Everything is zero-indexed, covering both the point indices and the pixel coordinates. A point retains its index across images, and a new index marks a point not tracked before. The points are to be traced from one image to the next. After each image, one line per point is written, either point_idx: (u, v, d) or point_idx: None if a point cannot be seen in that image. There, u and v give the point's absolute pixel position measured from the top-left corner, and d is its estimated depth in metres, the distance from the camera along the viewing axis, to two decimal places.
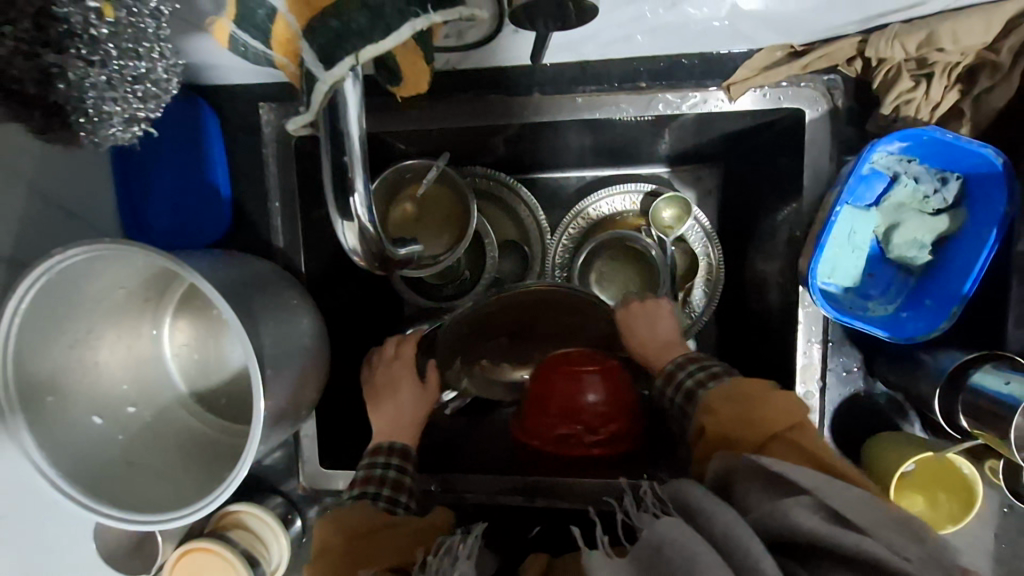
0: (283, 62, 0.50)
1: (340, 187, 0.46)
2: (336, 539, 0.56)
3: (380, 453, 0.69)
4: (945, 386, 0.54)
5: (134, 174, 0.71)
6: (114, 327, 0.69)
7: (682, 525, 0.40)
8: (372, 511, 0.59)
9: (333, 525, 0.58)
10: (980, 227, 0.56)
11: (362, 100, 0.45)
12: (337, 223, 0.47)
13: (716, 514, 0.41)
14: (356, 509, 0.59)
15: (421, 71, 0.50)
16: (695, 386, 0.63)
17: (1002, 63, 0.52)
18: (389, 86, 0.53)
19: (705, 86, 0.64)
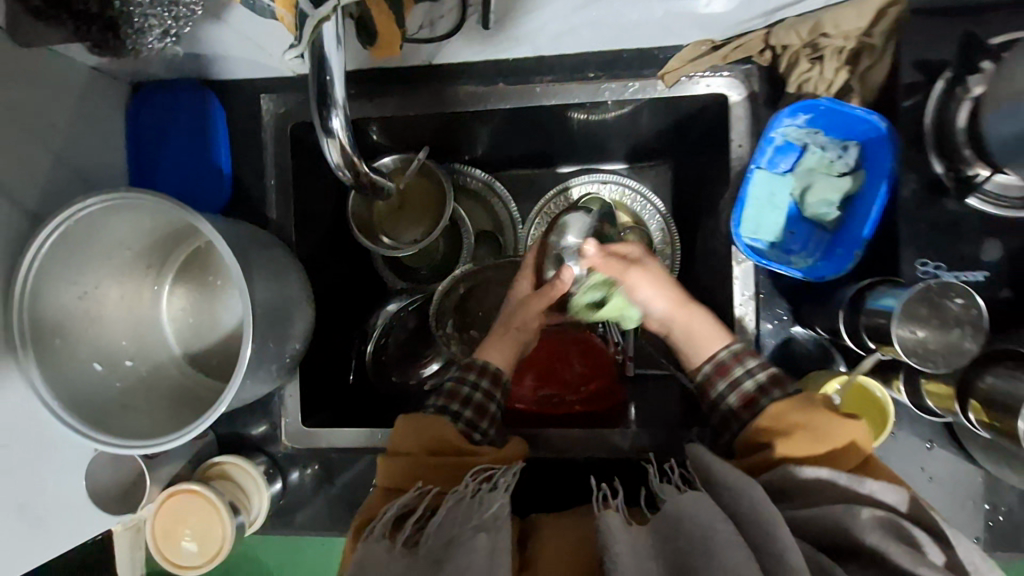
0: (282, 15, 0.57)
1: (321, 109, 0.51)
2: (410, 444, 0.67)
3: (473, 370, 0.77)
4: (848, 307, 0.63)
5: (146, 157, 0.82)
6: (119, 288, 0.76)
7: (703, 498, 0.51)
8: (451, 430, 0.67)
9: (409, 429, 0.68)
10: (875, 182, 0.66)
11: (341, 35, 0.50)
12: (320, 138, 0.53)
13: (743, 493, 0.51)
14: (437, 425, 0.68)
15: (394, 36, 0.63)
16: (757, 391, 0.66)
17: (876, 44, 0.65)
18: (367, 48, 0.66)
19: (644, 75, 0.75)
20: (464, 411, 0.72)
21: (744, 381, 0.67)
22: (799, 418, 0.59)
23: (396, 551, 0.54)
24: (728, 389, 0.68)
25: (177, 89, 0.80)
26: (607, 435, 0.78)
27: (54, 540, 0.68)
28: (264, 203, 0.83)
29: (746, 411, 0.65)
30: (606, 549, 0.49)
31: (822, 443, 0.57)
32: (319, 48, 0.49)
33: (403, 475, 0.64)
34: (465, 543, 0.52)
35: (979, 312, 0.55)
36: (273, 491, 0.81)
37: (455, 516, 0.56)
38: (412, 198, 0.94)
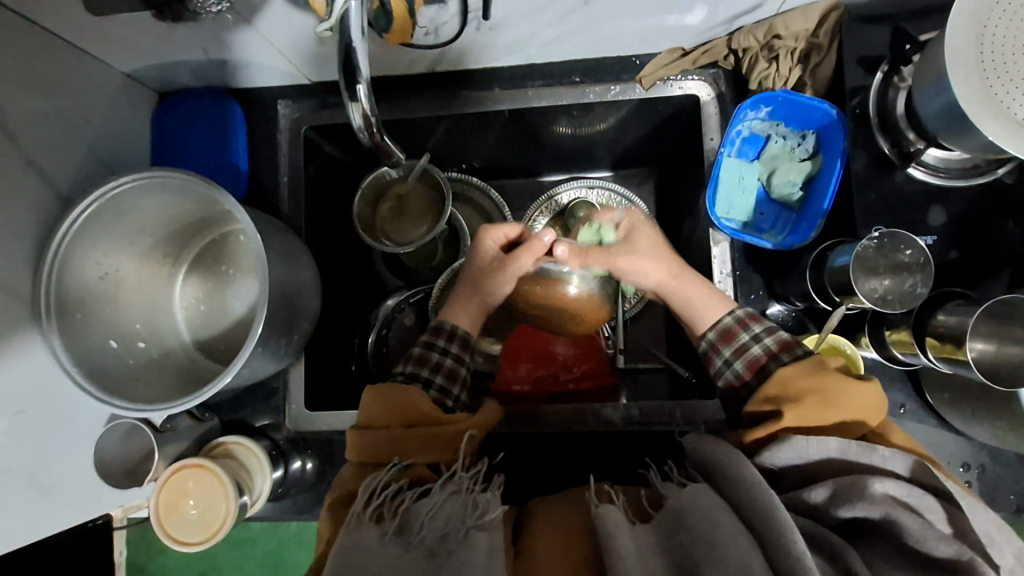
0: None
1: (349, 80, 0.59)
2: (383, 419, 0.66)
3: (437, 335, 0.80)
4: (811, 269, 0.69)
5: (168, 157, 0.89)
6: (136, 274, 0.81)
7: (704, 492, 0.51)
8: (426, 402, 0.67)
9: (382, 402, 0.67)
10: (831, 162, 0.74)
11: (363, 24, 0.58)
12: (346, 103, 0.61)
13: (739, 483, 0.52)
14: (411, 398, 0.67)
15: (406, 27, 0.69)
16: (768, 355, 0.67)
17: (823, 43, 0.74)
18: (381, 33, 0.71)
19: (623, 80, 0.84)
20: (436, 378, 0.75)
21: (751, 347, 0.69)
22: (808, 384, 0.59)
23: (387, 538, 0.52)
24: (734, 355, 0.70)
25: (201, 97, 0.89)
26: (598, 410, 0.81)
27: (52, 517, 0.71)
28: (277, 199, 0.89)
29: (755, 376, 0.67)
30: (609, 540, 0.48)
31: (833, 410, 0.57)
32: (346, 22, 0.58)
33: (381, 450, 0.63)
34: (463, 540, 0.52)
35: (928, 262, 0.63)
36: (276, 475, 0.82)
37: (449, 510, 0.55)
38: (411, 203, 0.97)
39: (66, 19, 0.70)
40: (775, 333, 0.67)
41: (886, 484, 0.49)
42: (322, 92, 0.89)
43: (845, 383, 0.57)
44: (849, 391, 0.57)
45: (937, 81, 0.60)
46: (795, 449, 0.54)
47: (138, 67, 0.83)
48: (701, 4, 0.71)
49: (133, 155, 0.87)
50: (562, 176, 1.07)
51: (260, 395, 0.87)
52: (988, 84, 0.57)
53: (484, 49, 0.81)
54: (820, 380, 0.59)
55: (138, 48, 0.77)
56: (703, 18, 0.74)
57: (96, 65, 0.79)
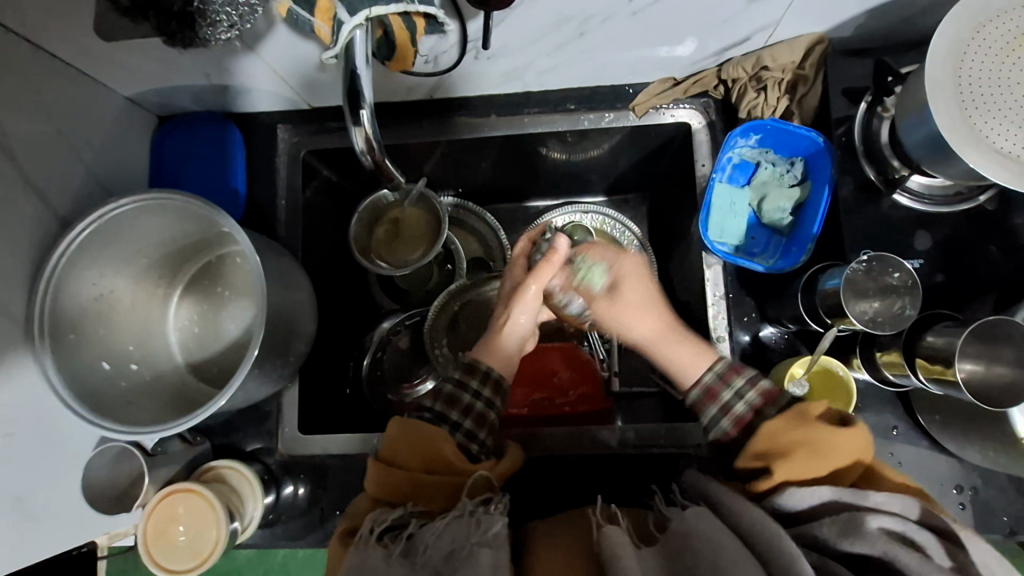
0: (320, 27, 0.65)
1: (353, 104, 0.61)
2: (406, 458, 0.63)
3: (475, 376, 0.74)
4: (803, 290, 0.70)
5: (167, 179, 0.89)
6: (131, 296, 0.80)
7: (704, 514, 0.52)
8: (449, 446, 0.63)
9: (405, 440, 0.64)
10: (819, 188, 0.76)
11: (368, 53, 0.61)
12: (349, 127, 0.63)
13: (744, 512, 0.52)
14: (432, 442, 0.63)
15: (408, 55, 0.71)
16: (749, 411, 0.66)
17: (808, 75, 0.77)
18: (383, 61, 0.74)
19: (617, 108, 0.86)
20: (462, 421, 0.70)
21: (735, 404, 0.67)
22: (795, 437, 0.58)
23: (393, 560, 0.53)
24: (721, 414, 0.68)
25: (203, 120, 0.90)
26: (596, 432, 0.81)
27: (37, 543, 0.69)
28: (273, 221, 0.90)
29: (743, 433, 0.65)
30: (612, 561, 0.49)
31: (820, 460, 0.55)
32: (351, 49, 0.60)
33: (396, 488, 0.62)
34: (468, 557, 0.51)
35: (915, 283, 0.64)
36: (268, 501, 0.80)
37: (453, 532, 0.54)
38: (408, 226, 0.97)
39: (75, 45, 0.72)
40: (757, 385, 0.66)
41: (881, 519, 0.47)
42: (322, 117, 0.90)
43: (829, 433, 0.56)
44: (839, 441, 0.55)
45: (917, 112, 0.63)
46: (795, 496, 0.53)
47: (140, 92, 0.84)
48: (691, 38, 0.74)
49: (134, 176, 0.88)
50: (556, 201, 1.09)
51: (252, 418, 0.86)
52: (968, 115, 0.59)
53: (485, 77, 0.83)
54: (805, 431, 0.58)
55: (142, 73, 0.79)
56: (693, 51, 0.77)
57: (99, 89, 0.80)
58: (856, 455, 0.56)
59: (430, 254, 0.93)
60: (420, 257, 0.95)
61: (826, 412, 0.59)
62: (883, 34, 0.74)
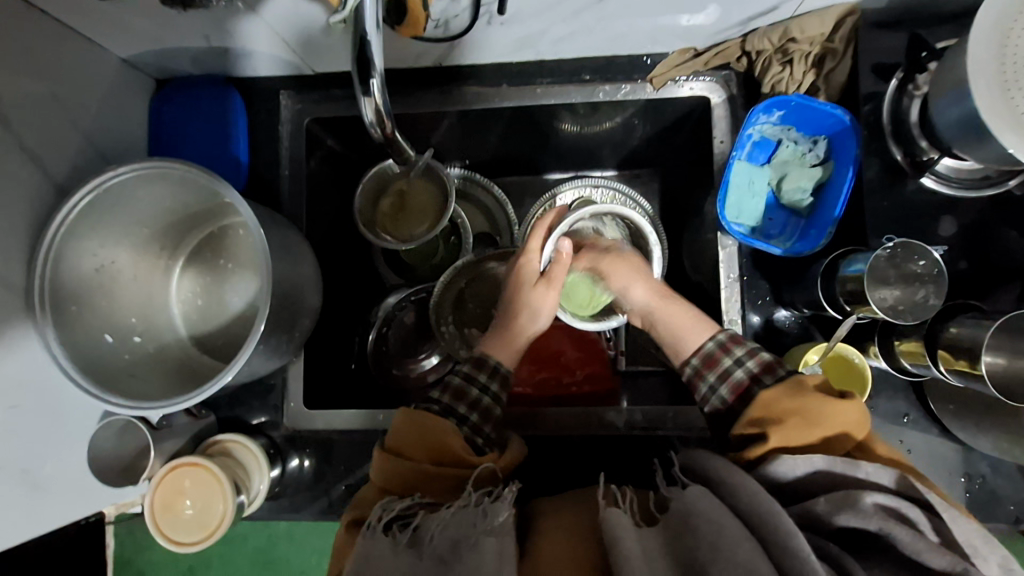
0: None
1: (362, 73, 0.58)
2: (415, 451, 0.63)
3: (482, 371, 0.73)
4: (823, 275, 0.67)
5: (166, 148, 0.87)
6: (133, 267, 0.79)
7: (709, 497, 0.50)
8: (458, 441, 0.63)
9: (417, 432, 0.64)
10: (843, 168, 0.73)
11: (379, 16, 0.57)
12: (359, 98, 0.61)
13: (738, 487, 0.51)
14: (443, 433, 0.63)
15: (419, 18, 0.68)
16: (750, 378, 0.62)
17: (838, 49, 0.72)
18: (394, 27, 0.71)
19: (634, 80, 0.83)
20: (469, 415, 0.68)
21: (734, 371, 0.64)
22: (792, 405, 0.56)
23: (400, 548, 0.54)
24: (718, 381, 0.64)
25: (203, 85, 0.86)
26: (602, 413, 0.80)
27: (45, 513, 0.69)
28: (276, 191, 0.87)
29: (740, 400, 0.62)
30: (615, 543, 0.48)
31: (815, 429, 0.54)
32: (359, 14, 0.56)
33: (402, 476, 0.62)
34: (473, 545, 0.52)
35: (940, 272, 0.62)
36: (273, 474, 0.80)
37: (459, 521, 0.54)
38: (416, 198, 0.95)
39: (65, 2, 0.68)
40: (759, 355, 0.63)
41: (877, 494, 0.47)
42: (326, 83, 0.87)
43: (828, 403, 0.54)
44: (834, 412, 0.54)
45: (954, 91, 0.60)
46: (784, 466, 0.52)
47: (136, 53, 0.80)
48: (717, 6, 0.70)
49: (131, 143, 0.85)
50: (565, 174, 1.06)
51: (257, 391, 0.85)
52: (1009, 95, 0.56)
53: (494, 44, 0.80)
54: (805, 400, 0.55)
55: (138, 34, 0.75)
56: (717, 19, 0.73)
57: (93, 49, 0.77)
58: (856, 426, 0.54)
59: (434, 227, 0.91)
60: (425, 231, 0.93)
61: (825, 384, 0.58)
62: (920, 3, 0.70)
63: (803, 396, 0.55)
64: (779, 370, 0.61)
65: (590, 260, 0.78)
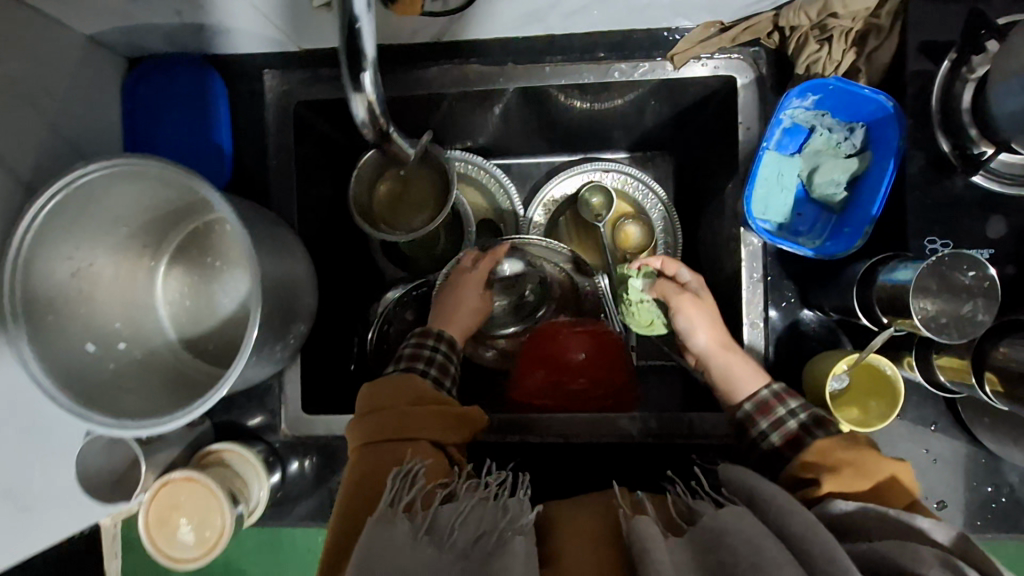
0: None
1: (353, 65, 0.50)
2: (394, 400, 0.68)
3: (427, 338, 0.81)
4: (859, 283, 0.62)
5: (143, 138, 0.80)
6: (113, 267, 0.73)
7: (745, 516, 0.47)
8: (427, 385, 0.71)
9: (390, 389, 0.69)
10: (883, 160, 0.67)
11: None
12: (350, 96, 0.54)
13: (787, 517, 0.47)
14: (412, 385, 0.70)
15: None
16: (802, 430, 0.64)
17: (883, 25, 0.66)
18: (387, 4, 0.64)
19: (653, 58, 0.75)
20: (430, 372, 0.76)
21: (788, 421, 0.66)
22: (845, 456, 0.57)
23: (420, 535, 0.49)
24: (771, 427, 0.66)
25: (179, 66, 0.79)
26: (615, 420, 0.76)
27: (36, 530, 0.66)
28: (264, 182, 0.80)
29: (790, 449, 0.64)
30: (644, 556, 0.45)
31: (867, 480, 0.55)
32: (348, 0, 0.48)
33: (382, 429, 0.65)
34: (501, 544, 0.49)
35: (992, 283, 0.55)
36: (273, 480, 0.77)
37: (479, 516, 0.52)
38: (415, 184, 0.89)
39: None
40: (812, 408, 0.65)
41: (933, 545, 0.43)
42: (314, 62, 0.79)
43: (877, 455, 0.56)
44: (887, 462, 0.55)
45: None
46: (834, 505, 0.52)
47: (103, 29, 0.72)
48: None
49: (104, 130, 0.77)
50: (572, 155, 1.00)
51: (252, 395, 0.81)
52: None
53: (497, 18, 0.71)
54: (856, 452, 0.57)
55: (102, 9, 0.67)
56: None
57: (51, 24, 0.68)
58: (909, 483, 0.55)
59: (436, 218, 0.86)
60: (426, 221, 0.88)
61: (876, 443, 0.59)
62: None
63: (855, 443, 0.57)
64: (835, 427, 0.63)
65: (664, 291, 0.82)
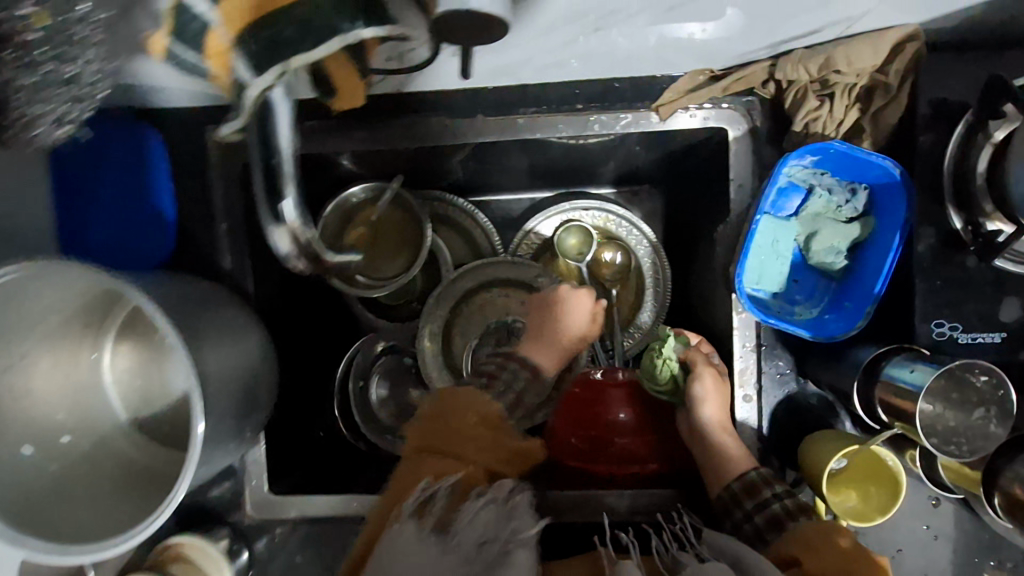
0: (219, 77, 0.49)
1: (272, 189, 0.55)
2: (460, 416, 0.62)
3: (512, 359, 0.72)
4: (863, 373, 0.60)
5: (72, 197, 0.69)
6: (51, 354, 0.67)
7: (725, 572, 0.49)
8: (492, 406, 0.63)
9: (452, 405, 0.63)
10: (887, 232, 0.62)
11: (290, 113, 0.51)
12: (270, 227, 0.55)
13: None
14: (476, 406, 0.63)
15: (354, 87, 0.55)
16: (784, 513, 0.59)
17: (891, 85, 0.59)
18: (326, 99, 0.57)
19: (636, 108, 0.68)
20: (503, 395, 0.68)
21: (772, 506, 0.61)
22: (823, 541, 0.55)
23: (424, 535, 0.52)
24: (755, 510, 0.61)
25: (102, 125, 0.69)
26: (602, 497, 0.70)
27: None
28: (213, 249, 0.73)
29: (770, 532, 0.59)
30: None
31: (842, 560, 0.53)
32: (265, 121, 0.51)
33: (433, 437, 0.61)
34: (501, 556, 0.51)
35: (1005, 392, 0.53)
36: (239, 569, 0.73)
37: (484, 519, 0.54)
38: (388, 229, 0.84)
39: None
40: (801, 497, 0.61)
41: None
42: None
43: (850, 537, 0.55)
44: (857, 544, 0.53)
45: None
46: None
47: None
48: (738, 8, 0.55)
49: None
50: (554, 191, 0.93)
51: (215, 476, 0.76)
52: None
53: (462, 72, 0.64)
54: (834, 536, 0.55)
55: None
56: (737, 30, 0.58)
57: None
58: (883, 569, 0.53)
59: (414, 265, 0.82)
60: (403, 266, 0.84)
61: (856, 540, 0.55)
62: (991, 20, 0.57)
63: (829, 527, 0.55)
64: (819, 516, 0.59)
65: (690, 358, 0.71)
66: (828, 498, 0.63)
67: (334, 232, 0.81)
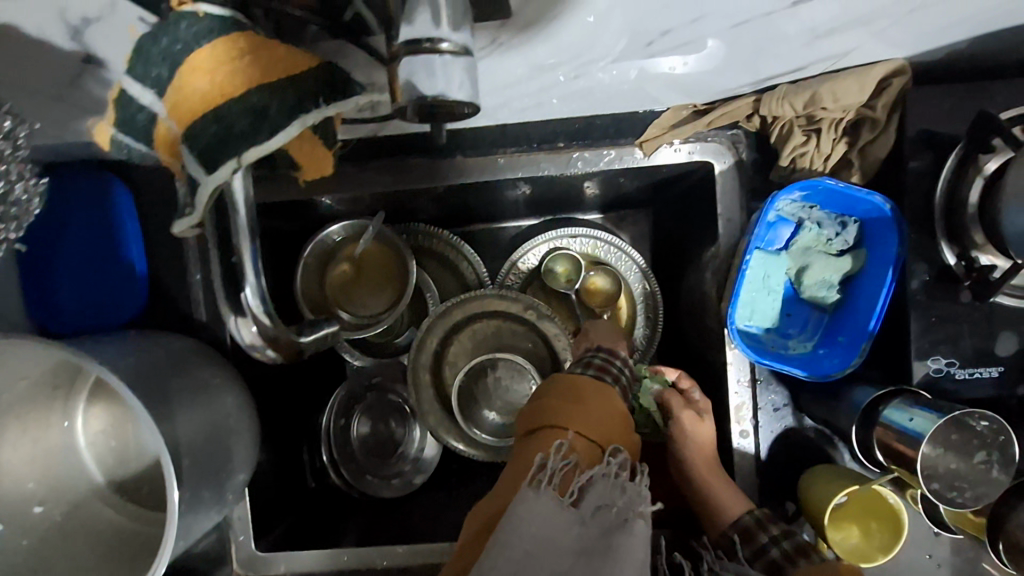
0: (169, 161, 0.48)
1: (224, 252, 0.46)
2: (584, 392, 0.51)
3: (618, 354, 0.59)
4: (860, 419, 0.59)
5: (38, 260, 0.67)
6: (18, 424, 0.63)
7: None
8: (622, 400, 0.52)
9: (571, 384, 0.52)
10: (878, 267, 0.61)
11: (251, 201, 0.46)
12: (229, 318, 0.47)
13: None
14: (608, 392, 0.51)
15: (322, 159, 0.52)
16: (782, 558, 0.56)
17: (878, 118, 0.58)
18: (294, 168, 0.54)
19: (619, 144, 0.66)
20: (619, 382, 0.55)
21: (769, 551, 0.58)
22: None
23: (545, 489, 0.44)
24: (752, 558, 0.58)
25: (71, 176, 0.67)
26: None
27: None
28: (188, 301, 0.71)
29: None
30: None
31: None
32: (219, 209, 0.46)
33: (542, 412, 0.50)
34: (621, 526, 0.43)
35: (1007, 437, 0.53)
36: None
37: (601, 487, 0.45)
38: (369, 266, 0.80)
39: None
40: (794, 535, 0.58)
41: None
42: None
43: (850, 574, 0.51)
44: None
45: None
46: None
47: None
48: (719, 40, 0.51)
49: None
50: (539, 218, 0.90)
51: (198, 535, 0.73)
52: None
53: None
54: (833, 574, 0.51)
55: None
56: (720, 61, 0.54)
57: None
58: None
59: (399, 304, 0.78)
60: (386, 304, 0.80)
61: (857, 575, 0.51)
62: (973, 57, 0.56)
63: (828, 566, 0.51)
64: (819, 557, 0.56)
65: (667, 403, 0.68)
66: (829, 537, 0.62)
67: (315, 274, 0.78)
